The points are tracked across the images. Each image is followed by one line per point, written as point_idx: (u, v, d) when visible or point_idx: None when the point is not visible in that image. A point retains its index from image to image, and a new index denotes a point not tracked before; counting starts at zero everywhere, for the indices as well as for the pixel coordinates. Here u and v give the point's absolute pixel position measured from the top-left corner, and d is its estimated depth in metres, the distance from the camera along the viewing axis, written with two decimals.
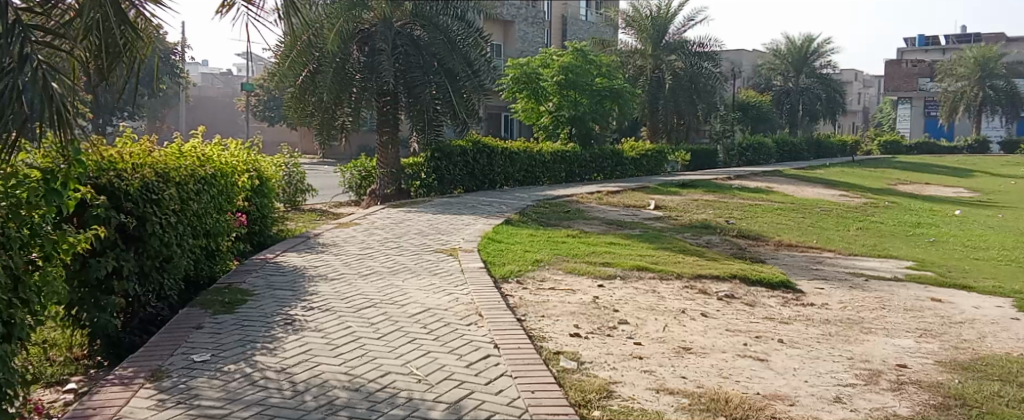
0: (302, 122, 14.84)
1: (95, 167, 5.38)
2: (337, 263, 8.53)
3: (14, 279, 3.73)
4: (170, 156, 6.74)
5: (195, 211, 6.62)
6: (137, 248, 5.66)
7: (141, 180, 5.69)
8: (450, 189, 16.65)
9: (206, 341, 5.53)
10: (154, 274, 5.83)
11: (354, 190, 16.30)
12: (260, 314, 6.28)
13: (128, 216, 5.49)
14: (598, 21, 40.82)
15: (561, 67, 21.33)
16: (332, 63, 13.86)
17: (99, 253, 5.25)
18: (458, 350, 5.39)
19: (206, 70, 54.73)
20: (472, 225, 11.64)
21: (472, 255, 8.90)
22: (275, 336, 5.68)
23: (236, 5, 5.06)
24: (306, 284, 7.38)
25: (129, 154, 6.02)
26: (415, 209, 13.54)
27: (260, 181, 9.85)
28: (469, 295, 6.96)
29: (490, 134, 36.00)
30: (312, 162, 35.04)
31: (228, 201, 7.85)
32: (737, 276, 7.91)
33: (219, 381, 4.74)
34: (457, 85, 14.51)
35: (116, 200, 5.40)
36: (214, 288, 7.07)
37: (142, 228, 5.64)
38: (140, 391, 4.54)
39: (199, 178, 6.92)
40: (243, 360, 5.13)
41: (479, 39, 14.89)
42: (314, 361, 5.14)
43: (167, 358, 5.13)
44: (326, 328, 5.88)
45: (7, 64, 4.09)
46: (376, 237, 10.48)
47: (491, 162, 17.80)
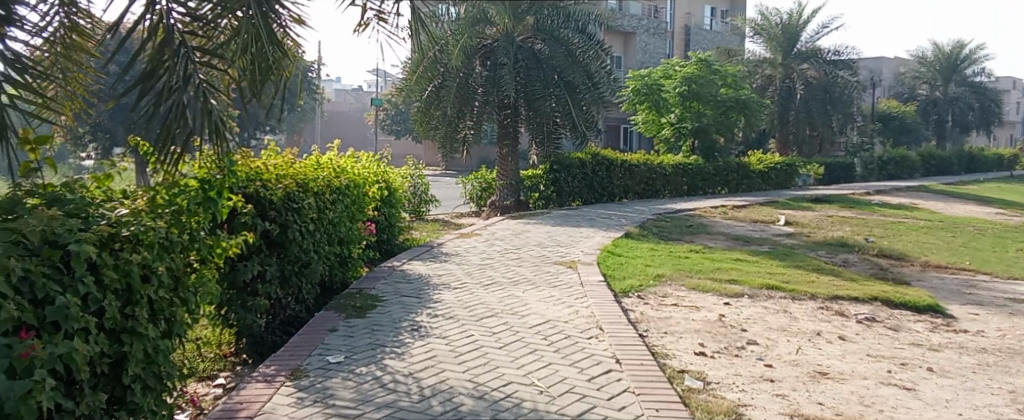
0: (426, 135, 15.26)
1: (244, 177, 5.71)
2: (460, 272, 8.70)
3: (175, 280, 3.98)
4: (309, 167, 7.10)
5: (331, 219, 6.93)
6: (278, 253, 5.98)
7: (284, 190, 6.01)
8: (568, 201, 16.69)
9: (340, 343, 5.78)
10: (294, 279, 6.15)
11: (475, 201, 16.71)
12: (389, 319, 6.49)
13: (272, 224, 5.81)
14: (723, 30, 39.86)
15: (684, 79, 20.67)
16: (457, 78, 14.28)
17: (245, 257, 5.60)
18: (579, 363, 5.37)
19: (338, 85, 57.37)
20: (592, 238, 11.59)
21: (592, 269, 8.84)
22: (403, 341, 5.86)
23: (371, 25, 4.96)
24: (430, 292, 7.58)
25: (273, 165, 6.35)
26: (534, 221, 13.65)
27: (389, 192, 10.22)
28: (590, 308, 6.93)
29: (610, 146, 35.84)
30: (437, 174, 35.97)
31: (360, 210, 8.20)
32: (878, 299, 7.48)
33: (353, 382, 4.93)
34: (577, 98, 14.53)
35: (261, 208, 5.74)
36: (348, 293, 7.38)
37: (284, 236, 5.96)
38: (282, 388, 4.78)
39: (335, 189, 7.26)
40: (374, 363, 5.31)
41: (601, 52, 14.84)
42: (440, 367, 5.25)
43: (305, 358, 5.38)
44: (451, 335, 6.01)
45: None
46: (497, 248, 10.63)
47: (611, 175, 17.73)
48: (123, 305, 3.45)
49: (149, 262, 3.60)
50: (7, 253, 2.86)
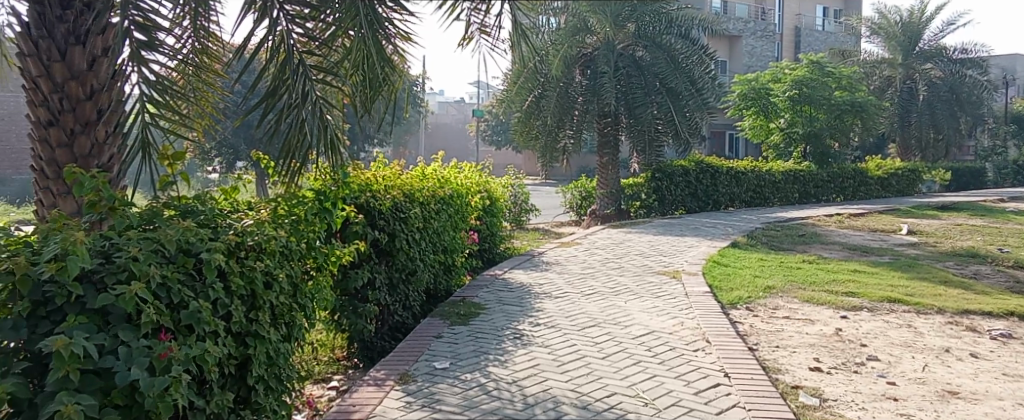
0: (526, 145, 15.28)
1: (356, 188, 5.89)
2: (561, 282, 8.69)
3: (295, 287, 4.14)
4: (415, 178, 7.26)
5: (436, 228, 7.07)
6: (387, 262, 6.15)
7: (392, 200, 6.17)
8: (671, 210, 16.41)
9: (446, 349, 5.87)
10: (401, 286, 6.30)
11: (575, 210, 16.68)
12: (492, 327, 6.55)
13: (381, 233, 5.98)
14: (837, 30, 38.29)
15: (794, 82, 19.94)
16: (557, 88, 14.21)
17: (357, 265, 5.78)
18: (685, 376, 5.25)
19: (440, 98, 58.52)
20: (697, 247, 11.35)
21: (698, 279, 8.65)
22: (505, 349, 5.90)
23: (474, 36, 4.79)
24: (532, 301, 7.61)
25: (382, 177, 6.53)
26: (635, 230, 13.48)
27: (491, 201, 10.32)
28: (695, 319, 6.78)
29: (715, 153, 35.04)
30: (537, 184, 36.13)
31: (462, 219, 8.32)
32: (1014, 314, 7.00)
33: (458, 388, 5.00)
34: (680, 104, 14.24)
35: (371, 217, 5.91)
36: (452, 301, 7.50)
37: (393, 244, 6.12)
38: (391, 392, 4.90)
39: (439, 198, 7.41)
40: (479, 370, 5.37)
41: (705, 56, 14.63)
42: (543, 376, 5.26)
43: (413, 363, 5.50)
44: (553, 344, 6.01)
45: (293, 100, 4.67)
46: (598, 257, 10.55)
47: (717, 182, 17.32)
48: (248, 310, 3.63)
49: (270, 269, 3.79)
50: (148, 260, 3.05)
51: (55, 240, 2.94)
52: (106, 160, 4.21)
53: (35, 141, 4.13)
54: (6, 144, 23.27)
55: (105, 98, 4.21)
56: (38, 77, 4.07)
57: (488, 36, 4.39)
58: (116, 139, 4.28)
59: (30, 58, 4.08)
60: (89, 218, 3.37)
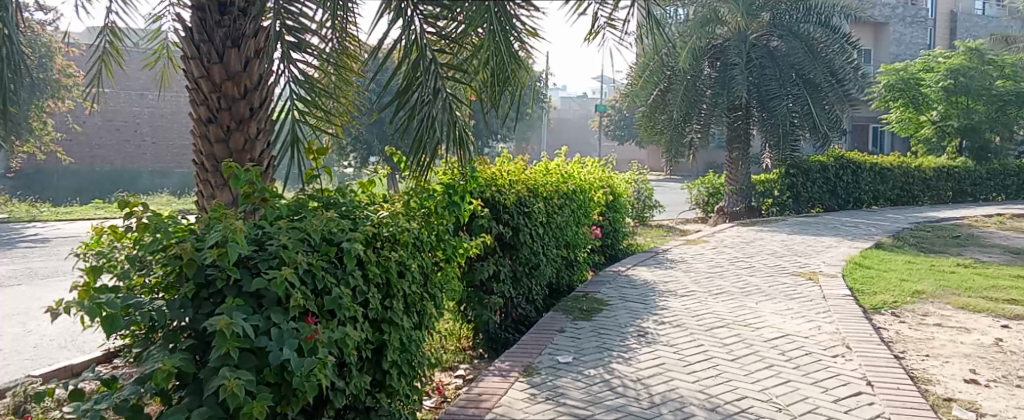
0: (651, 140, 14.99)
1: (483, 182, 5.98)
2: (687, 280, 8.51)
3: (425, 276, 4.26)
4: (539, 173, 7.30)
5: (558, 224, 7.09)
6: (511, 255, 6.20)
7: (516, 195, 6.23)
8: (807, 208, 15.75)
9: (569, 344, 5.88)
10: (525, 279, 6.34)
11: (701, 206, 16.30)
12: (615, 323, 6.50)
13: (505, 226, 6.05)
14: (999, 14, 35.47)
15: (949, 71, 18.68)
16: (683, 81, 13.72)
17: (482, 258, 5.88)
18: (823, 382, 5.03)
19: (565, 94, 58.55)
20: (836, 247, 10.83)
21: (836, 281, 8.24)
22: (630, 346, 5.84)
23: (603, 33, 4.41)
24: (656, 299, 7.49)
25: (506, 171, 6.59)
26: (769, 228, 13.00)
27: (614, 197, 10.22)
28: (834, 324, 6.47)
29: (857, 148, 33.35)
30: (663, 179, 35.50)
31: (586, 215, 8.28)
32: None
33: (582, 383, 5.00)
34: (819, 96, 13.56)
35: (496, 211, 5.99)
36: (574, 295, 7.50)
37: (516, 238, 6.18)
38: (516, 384, 4.95)
39: (563, 194, 7.43)
40: (603, 366, 5.34)
41: (847, 45, 13.98)
42: (669, 375, 5.16)
43: (536, 356, 5.54)
44: (679, 344, 5.89)
45: (424, 96, 4.47)
46: (726, 255, 10.27)
47: (858, 179, 16.45)
48: (382, 297, 3.76)
49: (405, 259, 3.91)
50: (296, 247, 3.23)
51: (217, 226, 3.16)
52: (258, 155, 4.46)
53: (196, 138, 4.45)
54: (169, 139, 25.17)
55: (257, 96, 4.45)
56: (200, 78, 4.37)
57: (615, 29, 4.32)
58: (266, 135, 4.52)
59: (194, 61, 4.38)
60: (244, 209, 3.60)
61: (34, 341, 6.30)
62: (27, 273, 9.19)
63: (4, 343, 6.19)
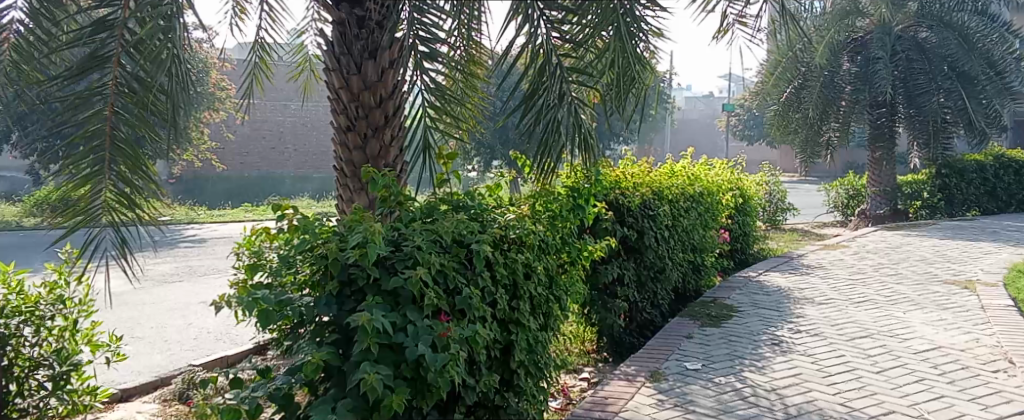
0: (784, 140, 14.32)
1: (606, 185, 5.98)
2: (825, 287, 8.16)
3: (550, 279, 4.30)
4: (664, 175, 7.22)
5: (685, 227, 6.99)
6: (636, 259, 6.17)
7: (641, 198, 6.19)
8: (962, 211, 14.71)
9: (697, 350, 5.78)
10: (649, 283, 6.29)
11: (841, 209, 15.64)
12: (746, 331, 6.33)
13: (629, 229, 6.03)
14: None
15: None
16: (820, 77, 13.00)
17: (605, 261, 5.89)
18: (981, 399, 4.71)
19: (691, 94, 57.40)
20: (995, 254, 10.06)
21: (996, 291, 7.66)
22: (763, 355, 5.67)
23: (733, 32, 4.36)
24: (792, 306, 7.23)
25: (631, 174, 6.55)
26: (917, 233, 12.25)
27: (745, 200, 9.95)
28: (994, 337, 6.03)
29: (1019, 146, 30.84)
30: (797, 181, 34.16)
31: (714, 218, 8.12)
32: None
33: (712, 391, 4.91)
34: (975, 90, 12.65)
35: (620, 214, 5.98)
36: (702, 301, 7.35)
37: (641, 241, 6.15)
38: (642, 389, 4.92)
39: (689, 197, 7.31)
40: (734, 374, 5.23)
41: (1006, 32, 12.92)
42: (806, 386, 4.99)
43: (663, 362, 5.48)
44: (817, 353, 5.67)
45: (551, 101, 4.33)
46: (869, 262, 9.77)
47: (1022, 179, 15.21)
48: (509, 299, 3.85)
49: (531, 261, 3.98)
50: (429, 249, 3.37)
51: (358, 228, 3.35)
52: (391, 161, 4.68)
53: (336, 145, 4.70)
54: (308, 147, 26.60)
55: (391, 105, 4.65)
56: (339, 88, 4.61)
57: (747, 25, 4.27)
58: (399, 141, 4.72)
59: (334, 73, 4.61)
60: (382, 213, 3.78)
61: (194, 334, 6.84)
62: (186, 271, 9.99)
63: (168, 335, 6.77)
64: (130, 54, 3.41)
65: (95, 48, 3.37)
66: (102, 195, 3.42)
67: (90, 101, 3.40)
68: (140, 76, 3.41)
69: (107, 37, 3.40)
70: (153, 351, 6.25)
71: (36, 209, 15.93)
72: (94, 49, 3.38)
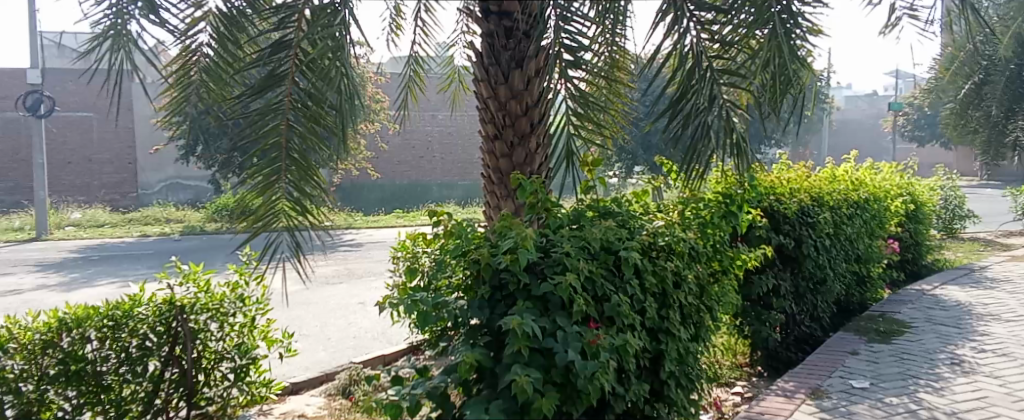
0: (960, 142, 13.16)
1: (762, 191, 5.76)
2: (1013, 303, 7.46)
3: (701, 289, 4.20)
4: (825, 180, 6.88)
5: (848, 235, 6.62)
6: (793, 269, 5.92)
7: (798, 204, 5.94)
8: None
9: (864, 368, 5.45)
10: (808, 295, 6.01)
11: None
12: (920, 349, 5.92)
13: (786, 238, 5.79)
14: None
15: None
16: None
17: (759, 270, 5.68)
18: None
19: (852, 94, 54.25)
20: None
21: None
22: (941, 375, 5.28)
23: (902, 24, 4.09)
24: (973, 323, 6.68)
25: (787, 179, 6.27)
26: None
27: (915, 206, 9.30)
28: None
29: None
30: (977, 186, 31.36)
31: (881, 226, 7.64)
32: None
33: (882, 412, 4.62)
34: None
35: (775, 221, 5.76)
36: (868, 315, 6.93)
37: (799, 250, 5.89)
38: (803, 406, 4.70)
39: (852, 203, 6.93)
40: (907, 395, 4.90)
41: None
42: (993, 411, 4.60)
43: (826, 379, 5.20)
44: (1005, 375, 5.21)
45: (699, 104, 4.22)
46: None
47: None
48: (659, 308, 3.81)
49: (680, 270, 3.93)
50: (578, 255, 3.41)
51: (509, 234, 3.44)
52: (536, 168, 4.65)
53: (485, 153, 4.74)
54: (453, 155, 27.24)
55: (537, 112, 4.61)
56: (488, 98, 4.63)
57: (918, 19, 4.00)
58: (545, 148, 4.68)
59: (483, 82, 4.63)
60: (529, 219, 3.83)
61: (354, 333, 7.24)
62: (346, 273, 10.57)
63: (331, 333, 7.20)
64: (303, 71, 3.72)
65: (274, 66, 3.69)
66: (276, 204, 3.68)
67: (270, 115, 3.71)
68: (313, 92, 3.72)
69: (284, 56, 3.71)
70: (318, 348, 6.68)
71: (217, 215, 17.39)
72: (273, 67, 3.70)
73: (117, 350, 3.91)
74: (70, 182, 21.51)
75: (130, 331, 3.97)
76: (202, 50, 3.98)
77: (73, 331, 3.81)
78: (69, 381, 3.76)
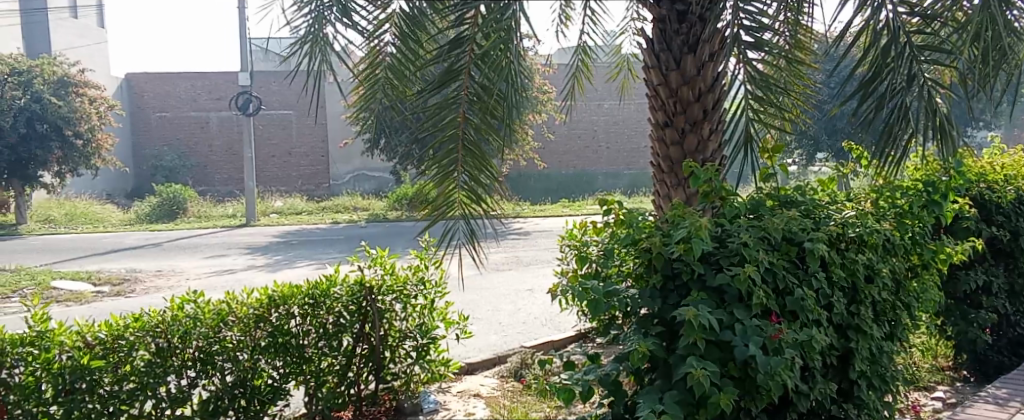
0: None
1: (970, 179, 5.29)
2: None
3: (896, 284, 3.95)
4: None
5: None
6: (1006, 265, 5.41)
7: (1014, 192, 5.39)
8: None
9: None
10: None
11: None
12: None
13: (1000, 230, 5.29)
14: None
15: None
16: None
17: (967, 265, 5.22)
18: None
19: None
20: None
21: None
22: None
23: None
24: None
25: (1000, 163, 5.68)
26: None
27: None
28: None
29: None
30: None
31: None
32: None
33: None
34: None
35: (987, 211, 5.29)
36: None
37: (1016, 244, 5.34)
38: (1018, 416, 4.30)
39: None
40: None
41: None
42: None
43: None
44: None
45: (896, 84, 3.91)
46: None
47: None
48: (849, 303, 3.63)
49: (872, 263, 3.69)
50: (757, 246, 3.31)
51: (681, 223, 3.38)
52: (710, 154, 4.44)
53: (654, 140, 4.57)
54: (619, 144, 26.86)
55: (711, 98, 4.37)
56: (658, 85, 4.42)
57: None
58: (718, 135, 4.46)
59: (653, 69, 4.42)
60: (703, 208, 3.74)
61: (524, 318, 7.43)
62: (515, 260, 10.85)
63: (503, 318, 7.43)
64: (477, 64, 3.70)
65: (450, 62, 3.70)
66: (452, 193, 3.98)
67: (449, 108, 3.85)
68: (484, 84, 3.77)
69: (460, 52, 3.65)
70: (491, 331, 6.93)
71: (397, 203, 18.41)
72: (450, 63, 3.70)
73: (316, 325, 4.28)
74: (273, 174, 24.31)
75: (327, 309, 4.33)
76: (386, 49, 3.96)
77: (279, 307, 4.17)
78: (278, 352, 4.11)
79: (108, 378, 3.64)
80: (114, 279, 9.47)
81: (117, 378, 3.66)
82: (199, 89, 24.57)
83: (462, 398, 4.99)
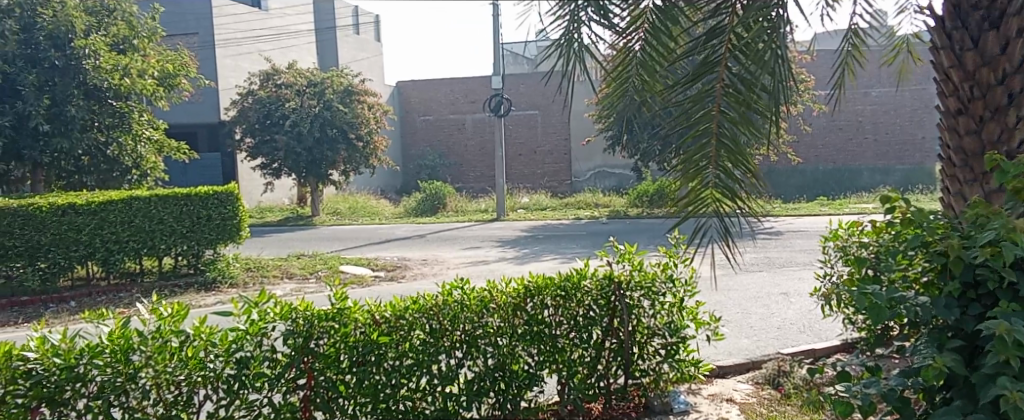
0: None
1: None
2: None
3: None
4: None
5: None
6: None
7: None
8: None
9: None
10: None
11: None
12: None
13: None
14: None
15: None
16: None
17: None
18: None
19: None
20: None
21: None
22: None
23: None
24: None
25: None
26: None
27: None
28: None
29: None
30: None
31: None
32: None
33: None
34: None
35: None
36: None
37: None
38: None
39: None
40: None
41: None
42: None
43: None
44: None
45: None
46: None
47: None
48: None
49: None
50: None
51: (991, 223, 2.99)
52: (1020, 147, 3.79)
53: (945, 129, 4.04)
54: (890, 136, 24.80)
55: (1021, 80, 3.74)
56: (950, 68, 3.93)
57: None
58: None
59: (943, 51, 3.95)
60: (1013, 207, 3.24)
61: (778, 323, 7.06)
62: (766, 262, 10.32)
63: (755, 321, 7.12)
64: (737, 56, 3.59)
65: (707, 54, 3.60)
66: (706, 190, 3.68)
67: (703, 103, 3.61)
68: (746, 76, 3.56)
69: (718, 43, 3.62)
70: (743, 335, 6.66)
71: (638, 200, 18.35)
72: (706, 55, 3.60)
73: (567, 317, 4.39)
74: (521, 172, 25.37)
75: (577, 301, 4.43)
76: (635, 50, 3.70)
77: (534, 297, 4.35)
78: (533, 340, 4.28)
79: (392, 354, 3.98)
80: (388, 265, 10.48)
81: (400, 354, 4.00)
82: (457, 94, 26.22)
83: (714, 402, 4.84)
